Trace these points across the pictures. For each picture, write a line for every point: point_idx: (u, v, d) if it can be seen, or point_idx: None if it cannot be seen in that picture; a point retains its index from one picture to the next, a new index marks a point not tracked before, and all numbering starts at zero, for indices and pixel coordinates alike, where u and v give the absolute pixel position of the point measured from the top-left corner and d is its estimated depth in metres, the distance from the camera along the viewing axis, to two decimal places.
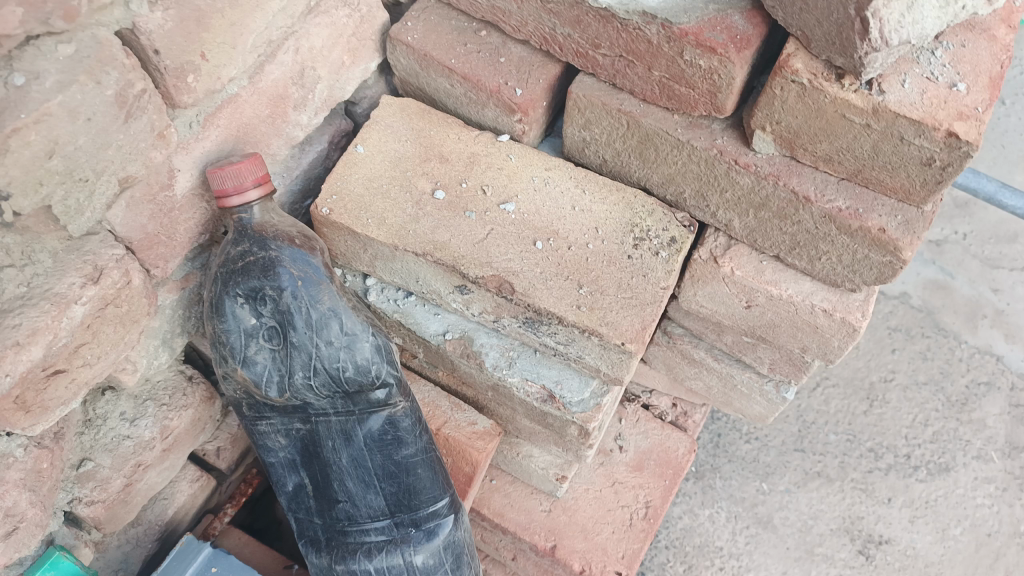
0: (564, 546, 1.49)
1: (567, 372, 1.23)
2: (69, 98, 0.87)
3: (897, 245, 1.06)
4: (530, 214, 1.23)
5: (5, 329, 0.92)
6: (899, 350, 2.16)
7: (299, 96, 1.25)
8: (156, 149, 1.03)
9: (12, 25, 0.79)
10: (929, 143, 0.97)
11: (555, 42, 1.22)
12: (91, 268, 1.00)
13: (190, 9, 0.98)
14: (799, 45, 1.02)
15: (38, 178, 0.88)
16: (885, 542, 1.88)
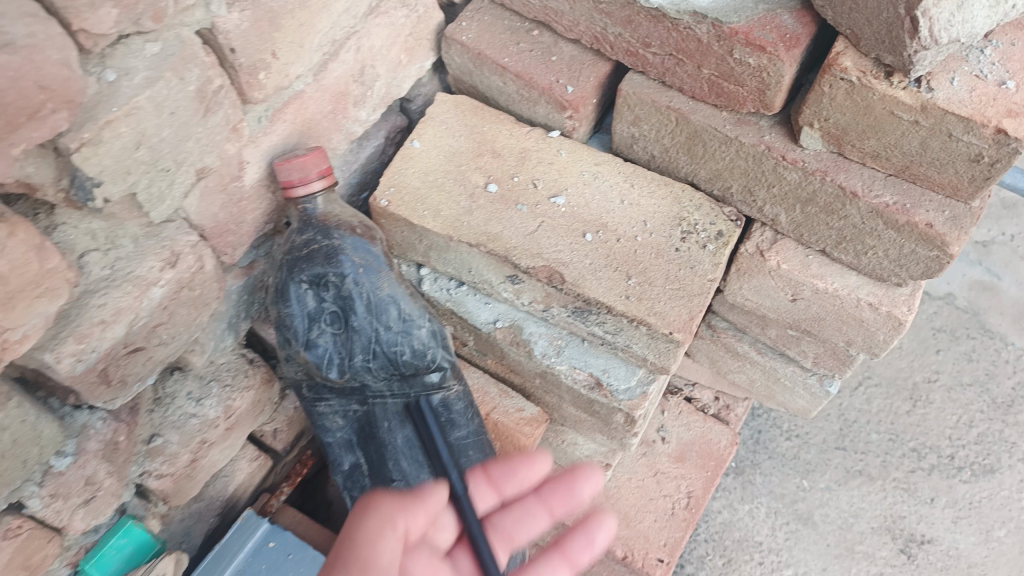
0: (606, 533, 1.52)
1: (614, 361, 1.27)
2: (156, 94, 0.93)
3: (944, 240, 1.08)
4: (580, 207, 1.27)
5: (91, 309, 0.99)
6: (943, 351, 2.15)
7: (359, 93, 1.31)
8: (230, 142, 1.09)
9: (108, 25, 0.86)
10: (978, 139, 0.99)
11: (606, 41, 1.25)
12: (169, 252, 1.07)
13: (264, 11, 1.04)
14: (848, 43, 1.04)
15: (127, 167, 0.94)
16: (927, 542, 1.88)
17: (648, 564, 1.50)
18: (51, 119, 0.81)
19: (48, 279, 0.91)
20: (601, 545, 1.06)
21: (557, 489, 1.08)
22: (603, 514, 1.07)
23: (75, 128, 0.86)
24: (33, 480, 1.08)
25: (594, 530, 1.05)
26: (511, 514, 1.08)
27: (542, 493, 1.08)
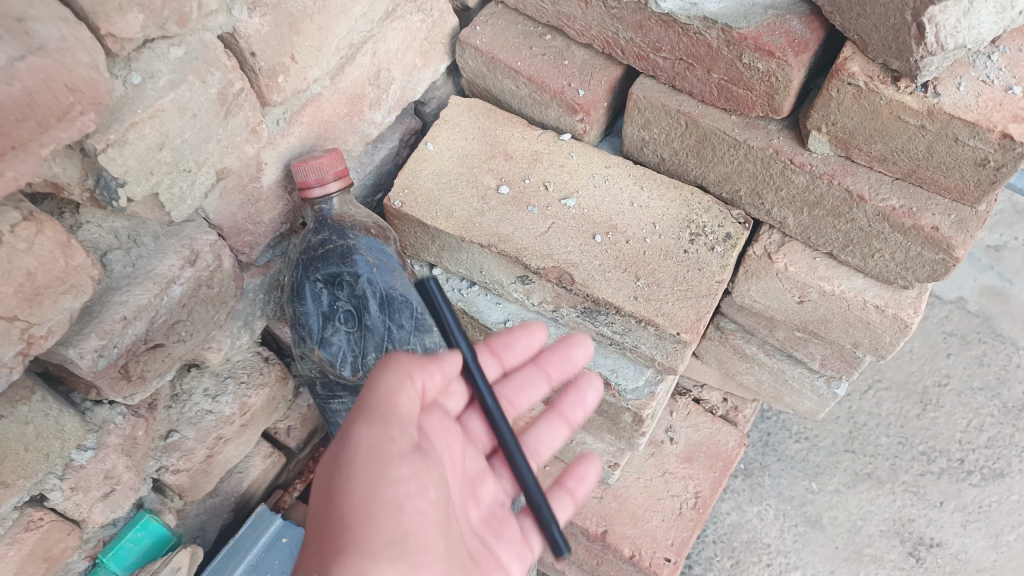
0: (614, 532, 1.54)
1: (622, 361, 1.29)
2: (179, 96, 0.96)
3: (950, 244, 1.09)
4: (591, 209, 1.29)
5: (114, 306, 1.01)
6: (954, 355, 2.15)
7: (374, 96, 1.33)
8: (249, 143, 1.12)
9: (135, 30, 0.88)
10: (983, 144, 1.00)
11: (617, 46, 1.27)
12: (188, 251, 1.09)
13: (284, 15, 1.07)
14: (856, 49, 1.06)
15: (150, 167, 0.97)
16: (936, 546, 1.88)
17: (656, 563, 1.51)
18: (78, 121, 0.84)
19: (74, 276, 0.93)
20: (590, 403, 1.13)
21: (550, 354, 1.11)
22: (590, 374, 1.12)
23: (101, 129, 0.89)
24: (55, 473, 1.11)
25: (584, 390, 1.11)
26: (513, 382, 1.09)
27: (540, 358, 1.11)
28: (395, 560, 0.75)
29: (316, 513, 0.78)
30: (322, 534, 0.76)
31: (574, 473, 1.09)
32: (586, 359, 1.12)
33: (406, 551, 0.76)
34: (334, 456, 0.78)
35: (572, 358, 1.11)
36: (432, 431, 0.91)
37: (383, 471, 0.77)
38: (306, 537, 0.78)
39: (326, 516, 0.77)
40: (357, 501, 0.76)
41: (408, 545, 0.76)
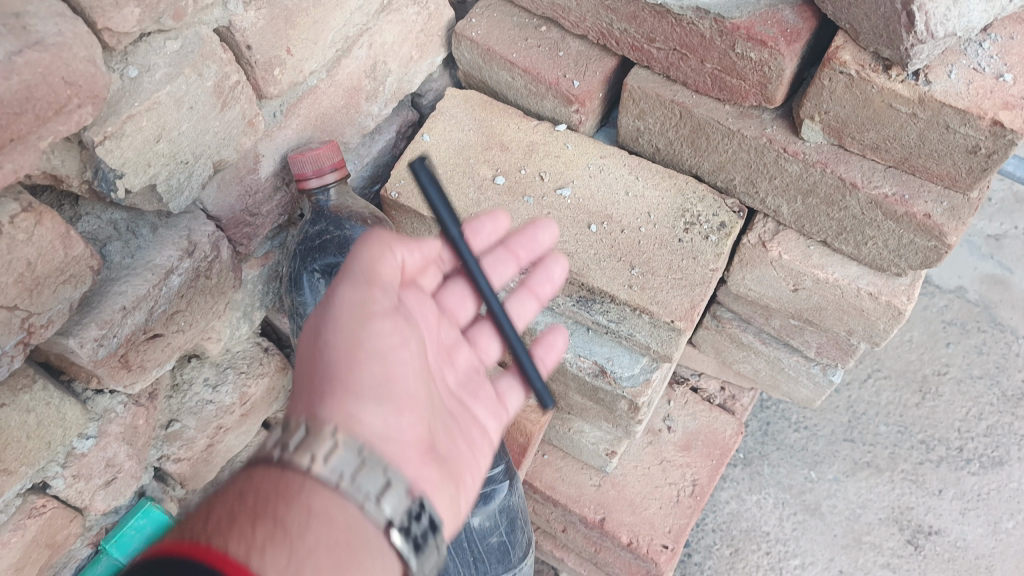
0: (612, 519, 1.55)
1: (619, 349, 1.30)
2: (176, 89, 0.97)
3: (942, 231, 1.10)
4: (586, 199, 1.30)
5: (113, 296, 1.03)
6: (953, 344, 2.15)
7: (371, 88, 1.34)
8: (246, 135, 1.12)
9: (131, 24, 0.90)
10: (975, 131, 1.01)
11: (611, 37, 1.28)
12: (186, 242, 1.10)
13: (279, 9, 1.08)
14: (848, 37, 1.06)
15: (147, 160, 0.98)
16: (934, 533, 1.89)
17: (653, 550, 1.52)
18: (76, 114, 0.85)
19: (73, 266, 0.95)
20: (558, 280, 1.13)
21: (517, 237, 1.10)
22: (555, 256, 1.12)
23: (98, 122, 0.90)
24: (57, 461, 1.13)
25: (551, 267, 1.11)
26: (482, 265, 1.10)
27: (507, 242, 1.10)
28: (380, 403, 0.85)
29: (306, 363, 0.87)
30: (311, 382, 0.85)
31: (542, 343, 1.12)
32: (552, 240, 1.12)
33: (390, 396, 0.86)
34: (322, 316, 0.87)
35: (538, 241, 1.11)
36: (416, 302, 0.99)
37: (365, 329, 0.86)
38: (296, 385, 0.88)
39: (314, 368, 0.86)
40: (342, 355, 0.85)
41: (391, 391, 0.86)
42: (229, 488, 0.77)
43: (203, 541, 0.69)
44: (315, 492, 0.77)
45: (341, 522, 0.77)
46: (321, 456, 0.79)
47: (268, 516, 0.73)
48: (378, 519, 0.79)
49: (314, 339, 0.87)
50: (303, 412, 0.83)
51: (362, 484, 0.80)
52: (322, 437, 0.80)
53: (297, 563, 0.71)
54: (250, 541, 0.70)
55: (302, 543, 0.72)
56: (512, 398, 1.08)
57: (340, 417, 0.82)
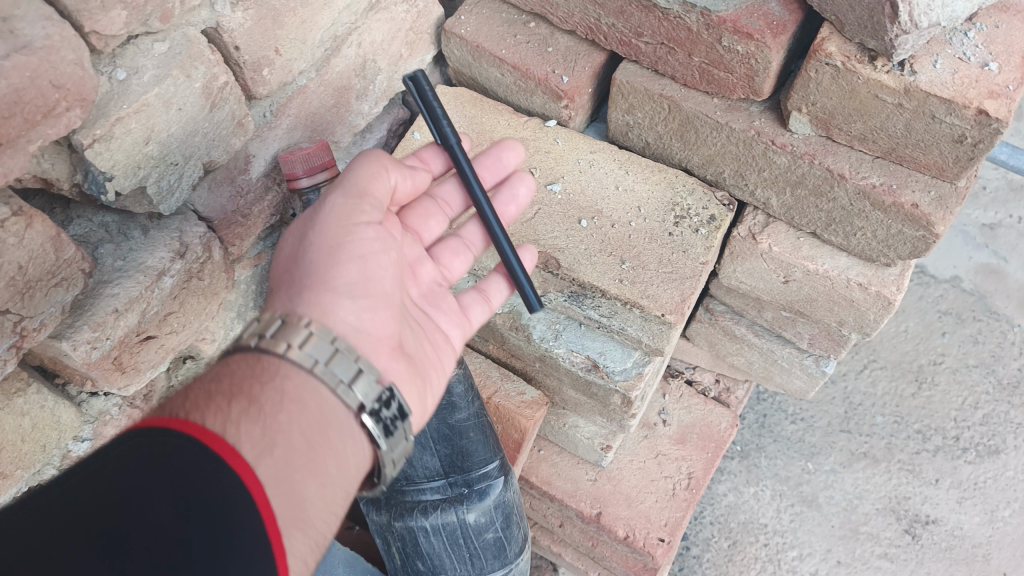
0: (609, 513, 1.56)
1: (611, 344, 1.31)
2: (164, 91, 0.97)
3: (930, 220, 1.10)
4: (576, 194, 1.30)
5: (106, 298, 1.03)
6: (949, 334, 2.16)
7: (361, 87, 1.35)
8: (236, 136, 1.12)
9: (118, 26, 0.90)
10: (960, 120, 1.01)
11: (599, 32, 1.28)
12: (178, 243, 1.11)
13: (267, 9, 1.08)
14: (833, 29, 1.07)
15: (137, 162, 0.99)
16: (932, 523, 1.90)
17: (649, 544, 1.53)
18: (65, 116, 0.86)
19: (64, 269, 0.95)
20: (523, 200, 1.17)
21: (483, 158, 1.15)
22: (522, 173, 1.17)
23: (87, 125, 0.91)
24: (53, 464, 1.15)
25: (515, 187, 1.15)
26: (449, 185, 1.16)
27: (473, 162, 1.16)
28: (355, 300, 0.92)
29: (290, 264, 0.96)
30: (293, 281, 0.93)
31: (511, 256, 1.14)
32: (518, 162, 1.17)
33: (367, 293, 0.93)
34: (310, 221, 0.95)
35: (504, 162, 1.16)
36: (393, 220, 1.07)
37: (349, 232, 0.94)
38: (279, 286, 0.95)
39: (298, 268, 0.94)
40: (328, 255, 0.93)
41: (369, 290, 0.94)
42: (207, 372, 0.85)
43: (183, 415, 0.77)
44: (289, 377, 0.84)
45: (313, 405, 0.84)
46: (296, 343, 0.86)
47: (243, 395, 0.81)
48: (349, 401, 0.86)
49: (301, 243, 0.95)
50: (285, 306, 0.91)
51: (334, 369, 0.86)
52: (297, 327, 0.87)
53: (270, 439, 0.79)
54: (225, 414, 0.78)
55: (275, 422, 0.80)
56: (477, 312, 1.12)
57: (318, 310, 0.90)
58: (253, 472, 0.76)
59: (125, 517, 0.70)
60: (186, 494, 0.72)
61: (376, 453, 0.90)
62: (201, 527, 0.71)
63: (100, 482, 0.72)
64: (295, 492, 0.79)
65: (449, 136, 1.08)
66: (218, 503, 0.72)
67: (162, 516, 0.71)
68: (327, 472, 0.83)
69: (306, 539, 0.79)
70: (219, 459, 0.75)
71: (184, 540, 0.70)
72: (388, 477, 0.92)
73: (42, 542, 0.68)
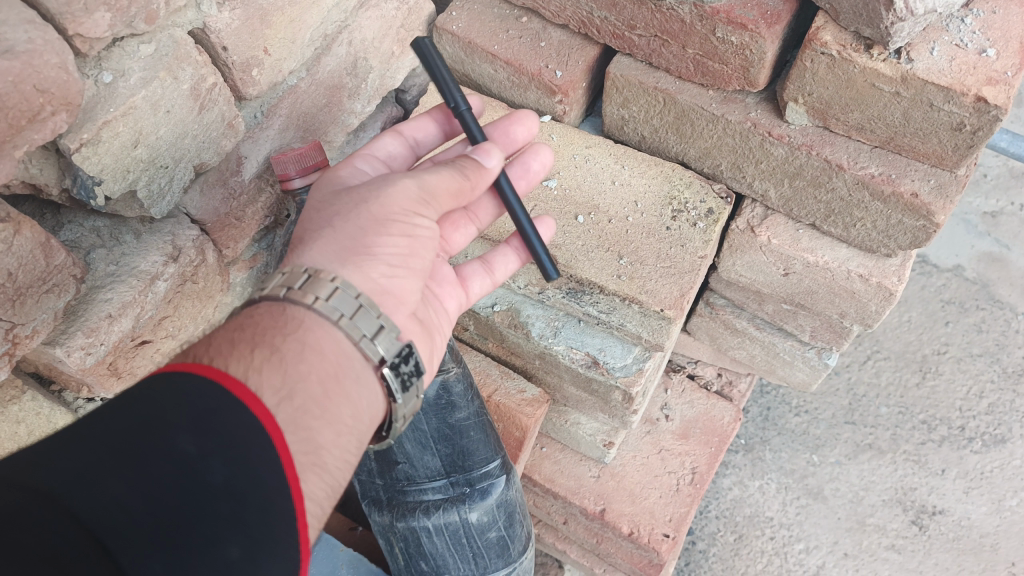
0: (612, 510, 1.54)
1: (610, 340, 1.30)
2: (151, 93, 0.96)
3: (930, 210, 1.09)
4: (572, 189, 1.29)
5: (99, 303, 1.02)
6: (953, 323, 2.14)
7: (353, 85, 1.34)
8: (227, 137, 1.11)
9: (103, 29, 0.89)
10: (958, 108, 1.00)
11: (592, 25, 1.27)
12: (171, 247, 1.10)
13: (254, 9, 1.07)
14: (828, 18, 1.05)
15: (126, 165, 0.98)
16: (939, 513, 1.89)
17: (654, 540, 1.51)
18: (51, 121, 0.85)
19: (55, 275, 0.95)
20: (535, 174, 1.12)
21: (491, 128, 1.10)
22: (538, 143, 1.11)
23: (74, 130, 0.90)
24: None
25: (527, 160, 1.10)
26: None
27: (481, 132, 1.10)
28: (391, 267, 0.90)
29: (326, 217, 0.91)
30: (333, 234, 0.89)
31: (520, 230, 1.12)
32: (529, 135, 1.11)
33: (404, 262, 0.91)
34: (371, 188, 0.90)
35: (514, 134, 1.10)
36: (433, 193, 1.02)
37: (412, 216, 0.90)
38: (311, 231, 0.91)
39: (341, 223, 0.89)
40: (375, 222, 0.88)
41: (406, 259, 0.91)
42: (230, 321, 0.82)
43: (206, 362, 0.75)
44: (313, 329, 0.82)
45: (334, 356, 0.82)
46: (323, 296, 0.83)
47: (265, 345, 0.78)
48: (370, 354, 0.85)
49: (348, 204, 0.90)
50: (316, 257, 0.87)
51: (358, 324, 0.85)
52: (325, 280, 0.84)
53: (290, 387, 0.77)
54: (248, 361, 0.76)
55: (296, 371, 0.78)
56: (476, 284, 1.12)
57: (352, 269, 0.87)
58: (273, 417, 0.74)
59: (151, 450, 0.66)
60: (211, 433, 0.68)
61: (389, 406, 0.90)
62: (226, 465, 0.68)
63: (123, 416, 0.68)
64: (311, 440, 0.77)
65: (460, 106, 0.99)
66: (242, 444, 0.69)
67: (188, 454, 0.67)
68: (342, 421, 0.81)
69: (321, 482, 0.78)
70: (240, 403, 0.72)
71: (210, 477, 0.67)
72: (397, 430, 0.92)
73: (68, 471, 0.63)
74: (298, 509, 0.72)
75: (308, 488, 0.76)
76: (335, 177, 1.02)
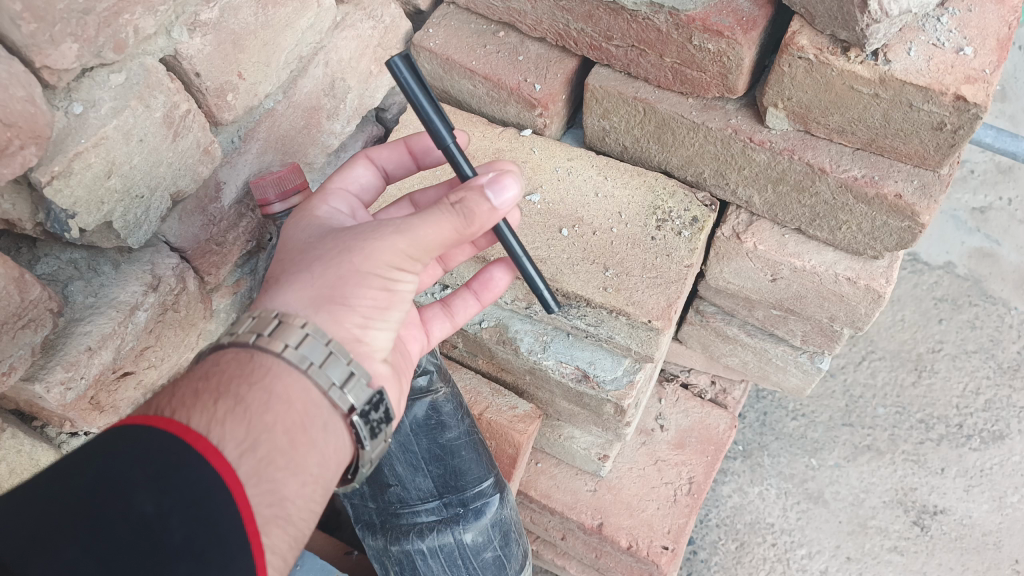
0: (610, 524, 1.53)
1: (600, 353, 1.28)
2: (123, 122, 0.95)
3: (914, 210, 1.08)
4: (555, 203, 1.28)
5: (78, 336, 1.01)
6: (946, 320, 2.13)
7: (331, 107, 1.33)
8: (203, 164, 1.10)
9: (71, 60, 0.88)
10: (938, 107, 0.99)
11: (569, 38, 1.27)
12: (150, 276, 1.09)
13: (226, 33, 1.06)
14: (804, 22, 1.05)
15: (100, 197, 0.97)
16: (940, 513, 1.88)
17: (653, 552, 1.50)
18: (20, 155, 0.84)
19: (31, 309, 0.94)
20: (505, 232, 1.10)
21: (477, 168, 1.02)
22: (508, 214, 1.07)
23: (44, 162, 0.89)
24: None
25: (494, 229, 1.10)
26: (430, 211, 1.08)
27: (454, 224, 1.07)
28: (366, 317, 0.88)
29: (305, 261, 0.88)
30: (314, 280, 0.86)
31: (478, 277, 1.12)
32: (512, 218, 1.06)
33: (380, 312, 0.89)
34: (358, 238, 0.86)
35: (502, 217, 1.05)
36: None
37: (393, 269, 0.86)
38: (291, 271, 0.88)
39: (322, 270, 0.86)
40: (353, 274, 0.85)
41: (383, 309, 0.89)
42: (197, 368, 0.81)
43: (168, 415, 0.74)
44: (280, 377, 0.81)
45: (301, 405, 0.81)
46: (293, 343, 0.82)
47: (230, 395, 0.77)
48: (339, 403, 0.84)
49: (331, 251, 0.87)
50: (289, 301, 0.85)
51: (329, 372, 0.83)
52: (294, 326, 0.83)
53: (254, 439, 0.76)
54: (212, 414, 0.75)
55: (261, 422, 0.77)
56: (438, 327, 1.14)
57: (325, 318, 0.85)
58: (233, 472, 0.73)
59: (109, 509, 0.67)
60: (170, 490, 0.69)
61: (356, 452, 0.89)
62: (185, 524, 0.68)
63: (81, 474, 0.69)
64: (276, 491, 0.76)
65: (446, 143, 0.94)
66: (203, 500, 0.70)
67: (146, 514, 0.68)
68: (308, 471, 0.80)
69: (284, 536, 0.77)
70: (201, 458, 0.71)
71: (168, 538, 0.67)
72: (363, 476, 0.91)
73: (21, 536, 0.65)
74: (258, 563, 0.72)
75: (271, 541, 0.76)
76: (314, 216, 0.99)
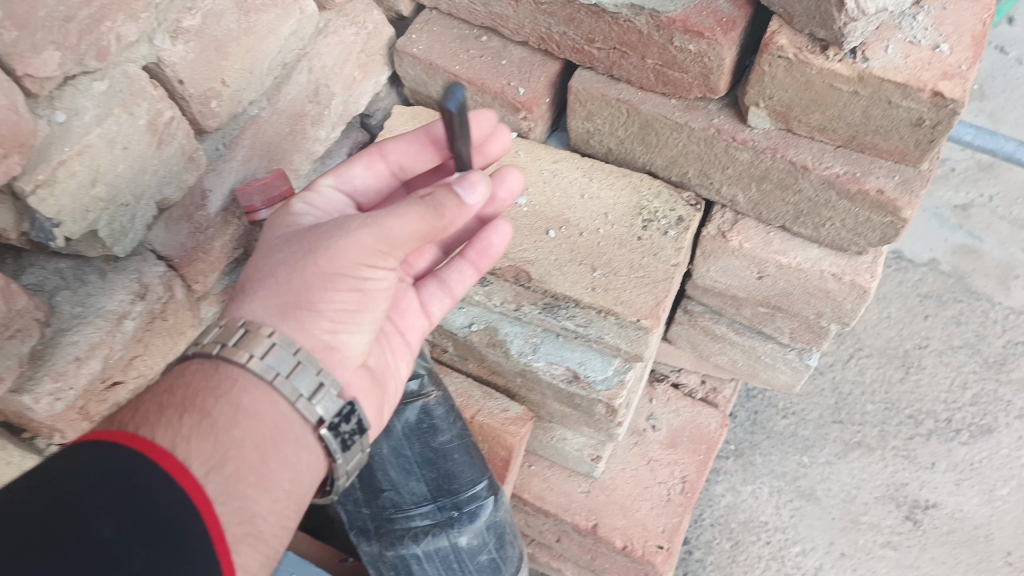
0: (604, 525, 1.53)
1: (589, 353, 1.29)
2: (107, 130, 0.96)
3: (896, 206, 1.09)
4: (542, 205, 1.29)
5: (66, 347, 1.01)
6: (932, 317, 2.15)
7: (317, 112, 1.33)
8: (189, 171, 1.10)
9: (53, 67, 0.88)
10: (917, 104, 1.00)
11: (552, 41, 1.28)
12: (137, 285, 1.09)
13: (209, 40, 1.06)
14: (782, 23, 1.06)
15: (85, 206, 0.97)
16: (931, 507, 1.89)
17: (648, 552, 1.50)
18: (4, 164, 0.84)
19: (17, 320, 0.94)
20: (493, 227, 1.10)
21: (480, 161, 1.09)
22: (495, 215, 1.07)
23: (28, 171, 0.89)
24: None
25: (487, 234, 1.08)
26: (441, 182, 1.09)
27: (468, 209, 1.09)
28: (336, 322, 0.89)
29: (270, 267, 0.89)
30: (281, 286, 0.87)
31: (475, 245, 1.08)
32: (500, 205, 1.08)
33: (350, 317, 0.89)
34: (322, 240, 0.86)
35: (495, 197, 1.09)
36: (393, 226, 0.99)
37: (361, 269, 0.86)
38: (259, 276, 0.90)
39: (289, 273, 0.87)
40: (319, 278, 0.86)
41: (353, 313, 0.90)
42: (162, 385, 0.83)
43: (131, 431, 0.76)
44: (247, 390, 0.83)
45: (270, 419, 0.83)
46: (258, 354, 0.84)
47: (196, 410, 0.79)
48: (308, 415, 0.85)
49: (296, 255, 0.88)
50: (255, 310, 0.87)
51: (295, 383, 0.85)
52: (261, 336, 0.85)
53: (221, 455, 0.78)
54: (176, 431, 0.77)
55: (228, 436, 0.79)
56: (438, 305, 1.11)
57: (293, 326, 0.86)
58: (200, 488, 0.75)
59: (67, 533, 0.68)
60: (131, 512, 0.70)
61: (330, 465, 0.90)
62: (146, 548, 0.69)
63: (39, 498, 0.70)
64: (246, 508, 0.78)
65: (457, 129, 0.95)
66: (165, 520, 0.71)
67: (105, 538, 0.68)
68: (279, 487, 0.82)
69: (255, 554, 0.79)
70: (166, 478, 0.73)
71: (126, 561, 0.68)
72: (340, 489, 0.92)
73: None
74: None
75: (240, 560, 0.77)
76: (286, 219, 1.00)
